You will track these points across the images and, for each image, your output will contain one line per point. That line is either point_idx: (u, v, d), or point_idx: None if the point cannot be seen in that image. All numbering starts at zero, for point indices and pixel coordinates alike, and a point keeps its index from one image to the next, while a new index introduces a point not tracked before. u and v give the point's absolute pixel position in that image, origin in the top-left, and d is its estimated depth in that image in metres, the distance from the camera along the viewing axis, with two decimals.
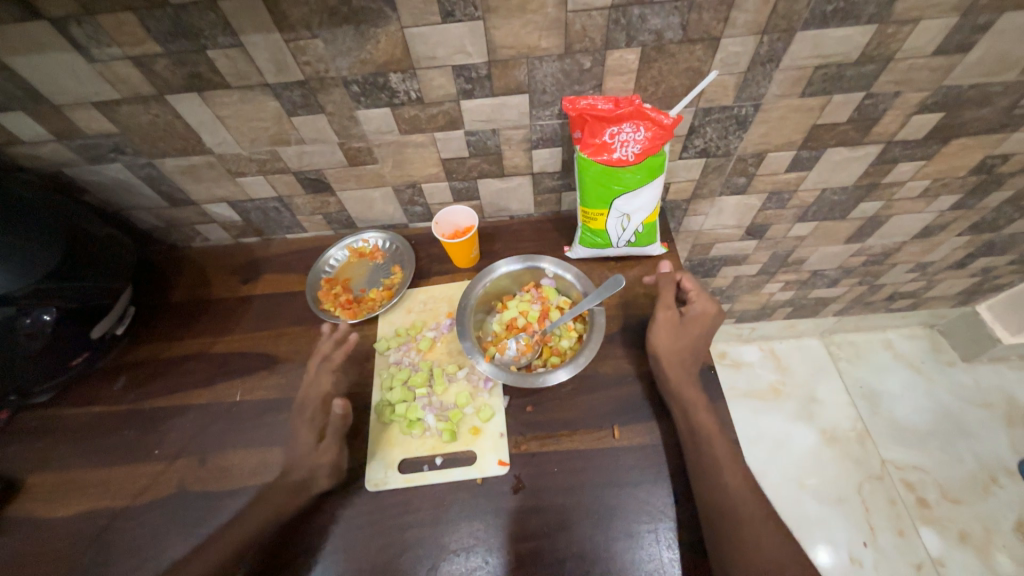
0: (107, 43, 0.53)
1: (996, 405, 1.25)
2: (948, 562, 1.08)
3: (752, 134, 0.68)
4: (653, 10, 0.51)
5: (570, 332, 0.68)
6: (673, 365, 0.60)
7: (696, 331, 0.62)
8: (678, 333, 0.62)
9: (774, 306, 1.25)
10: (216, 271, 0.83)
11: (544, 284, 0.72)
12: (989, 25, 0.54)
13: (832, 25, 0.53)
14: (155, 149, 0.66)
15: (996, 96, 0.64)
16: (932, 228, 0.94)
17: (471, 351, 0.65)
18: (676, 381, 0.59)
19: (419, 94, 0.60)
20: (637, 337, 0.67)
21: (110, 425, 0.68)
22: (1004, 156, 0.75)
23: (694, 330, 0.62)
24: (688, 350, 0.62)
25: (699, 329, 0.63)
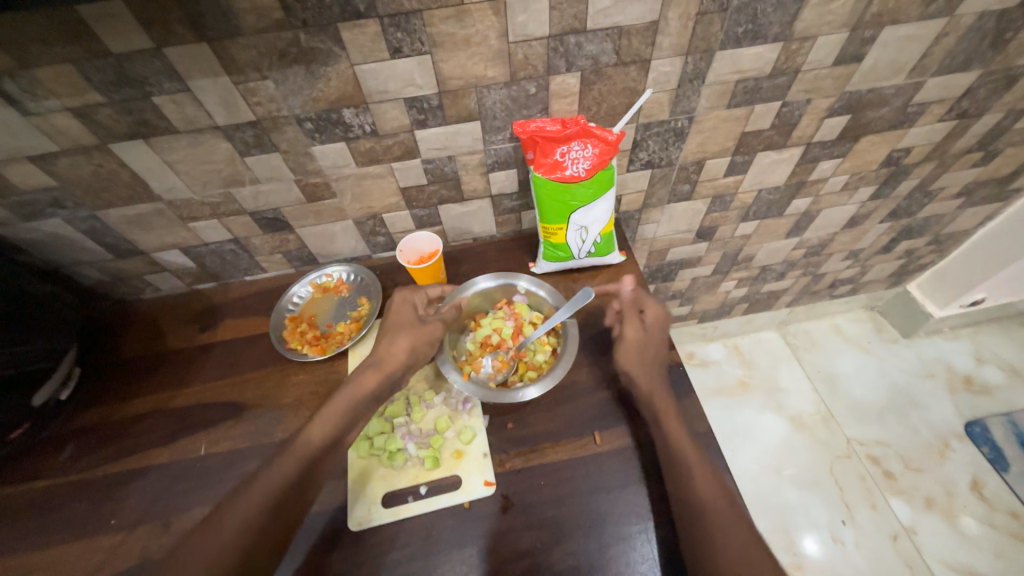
0: (44, 95, 0.51)
1: (938, 375, 1.36)
2: (920, 529, 1.14)
3: (690, 144, 0.74)
4: (587, 38, 0.56)
5: (545, 345, 0.69)
6: (643, 374, 0.61)
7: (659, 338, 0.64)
8: (643, 342, 0.63)
9: (731, 303, 1.31)
10: (170, 322, 0.79)
11: (517, 300, 0.73)
12: (874, 37, 0.62)
13: (745, 44, 0.60)
14: (99, 200, 0.64)
15: (891, 98, 0.73)
16: (857, 218, 1.03)
17: (450, 373, 0.65)
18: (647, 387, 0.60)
19: (373, 127, 0.61)
20: (606, 342, 0.69)
21: (57, 500, 0.62)
22: (906, 149, 0.85)
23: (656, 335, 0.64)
24: (653, 358, 0.62)
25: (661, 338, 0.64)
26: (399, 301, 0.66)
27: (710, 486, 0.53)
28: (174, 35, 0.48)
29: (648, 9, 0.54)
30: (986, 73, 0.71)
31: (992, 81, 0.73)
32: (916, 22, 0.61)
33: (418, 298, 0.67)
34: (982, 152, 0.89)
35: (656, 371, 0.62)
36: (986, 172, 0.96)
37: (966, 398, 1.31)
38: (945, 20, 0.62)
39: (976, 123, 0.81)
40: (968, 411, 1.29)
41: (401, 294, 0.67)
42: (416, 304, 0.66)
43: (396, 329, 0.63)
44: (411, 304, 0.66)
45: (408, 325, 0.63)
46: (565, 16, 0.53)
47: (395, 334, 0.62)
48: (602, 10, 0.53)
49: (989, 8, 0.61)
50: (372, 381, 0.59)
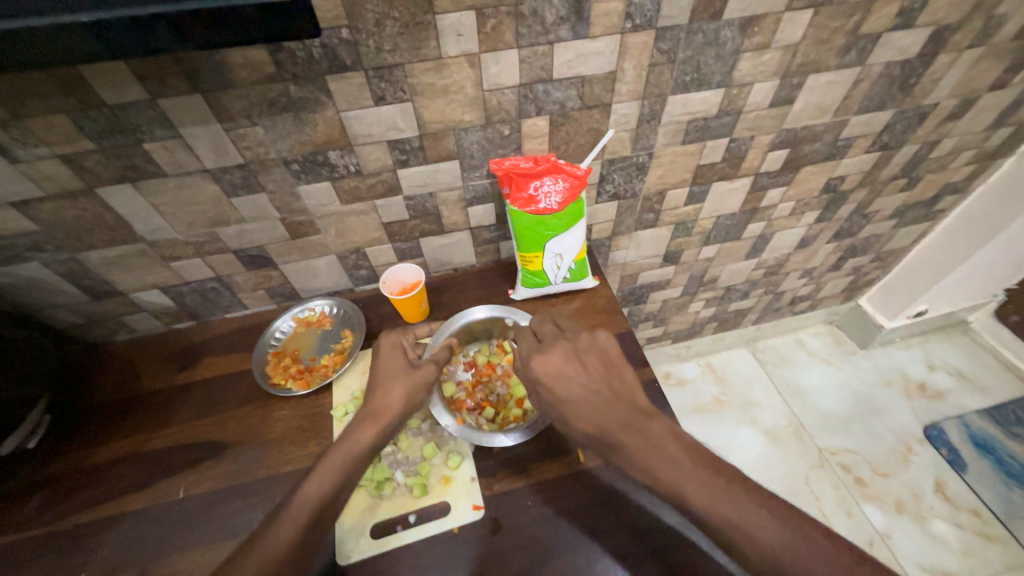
0: (34, 143, 0.53)
1: (895, 382, 1.45)
2: (893, 533, 1.19)
3: (651, 176, 0.80)
4: (554, 86, 0.62)
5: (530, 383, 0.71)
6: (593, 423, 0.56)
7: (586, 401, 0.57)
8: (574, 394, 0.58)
9: (702, 323, 1.38)
10: (146, 362, 0.78)
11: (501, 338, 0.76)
12: (801, 84, 0.71)
13: (692, 90, 0.68)
14: (79, 242, 0.64)
15: (823, 134, 0.82)
16: (807, 239, 1.12)
17: (441, 414, 0.65)
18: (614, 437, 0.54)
19: (358, 167, 0.65)
20: None
21: (22, 556, 0.59)
22: (841, 177, 0.95)
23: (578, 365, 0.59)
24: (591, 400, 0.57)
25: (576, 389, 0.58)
26: (387, 350, 0.65)
27: None
28: (169, 88, 0.51)
29: (607, 61, 0.61)
30: (899, 112, 0.82)
31: (906, 118, 0.84)
32: (835, 70, 0.70)
33: (406, 342, 0.66)
34: (907, 178, 1.00)
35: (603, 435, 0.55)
36: (912, 196, 1.07)
37: (922, 403, 1.40)
38: (858, 69, 0.72)
39: (897, 153, 0.92)
40: (925, 416, 1.37)
41: (390, 339, 0.66)
42: (407, 351, 0.66)
43: (387, 378, 0.61)
44: (400, 350, 0.65)
45: (399, 373, 0.62)
46: (533, 67, 0.60)
47: (388, 384, 0.61)
48: (566, 63, 0.60)
49: (893, 58, 0.71)
50: (369, 436, 0.56)
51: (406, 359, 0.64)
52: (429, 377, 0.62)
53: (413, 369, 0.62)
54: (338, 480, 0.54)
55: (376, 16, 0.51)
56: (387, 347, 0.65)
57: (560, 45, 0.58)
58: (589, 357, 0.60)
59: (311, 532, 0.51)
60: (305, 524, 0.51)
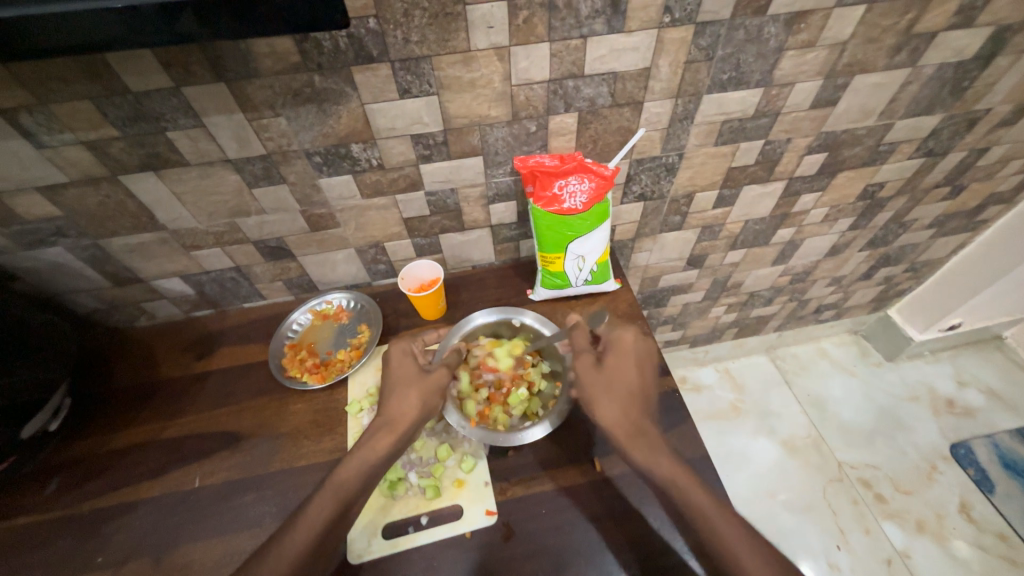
0: (60, 129, 0.52)
1: (922, 397, 1.40)
2: (914, 553, 1.15)
3: (680, 177, 0.77)
4: (585, 82, 0.60)
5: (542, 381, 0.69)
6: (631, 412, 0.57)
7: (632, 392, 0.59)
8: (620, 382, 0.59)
9: (722, 328, 1.35)
10: (165, 349, 0.78)
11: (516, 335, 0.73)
12: (845, 85, 0.67)
13: (730, 89, 0.64)
14: (102, 229, 0.65)
15: (864, 138, 0.78)
16: (839, 247, 1.08)
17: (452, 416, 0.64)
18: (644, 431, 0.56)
19: (380, 161, 0.64)
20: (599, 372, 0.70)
21: (42, 536, 0.60)
22: (880, 183, 0.90)
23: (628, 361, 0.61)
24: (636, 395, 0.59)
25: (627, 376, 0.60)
26: (397, 356, 0.64)
27: (730, 531, 0.49)
28: (193, 76, 0.50)
29: (642, 57, 0.58)
30: (948, 116, 0.77)
31: (955, 123, 0.79)
32: (883, 71, 0.66)
33: (415, 349, 0.66)
34: (949, 187, 0.95)
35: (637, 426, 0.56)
36: (954, 205, 1.02)
37: (950, 421, 1.35)
38: (908, 70, 0.67)
39: (943, 160, 0.87)
40: (952, 434, 1.32)
41: (399, 346, 0.65)
42: (417, 358, 0.65)
43: (400, 386, 0.61)
44: (411, 357, 0.64)
45: (412, 380, 0.61)
46: (564, 62, 0.57)
47: (402, 391, 0.60)
48: (599, 58, 0.57)
49: (948, 60, 0.67)
50: (385, 445, 0.56)
51: (418, 366, 0.63)
52: (442, 384, 0.62)
53: (426, 376, 0.62)
54: (352, 479, 0.53)
55: (405, 6, 0.49)
56: (397, 353, 0.64)
57: (593, 39, 0.55)
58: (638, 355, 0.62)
59: (322, 532, 0.50)
60: (317, 523, 0.51)
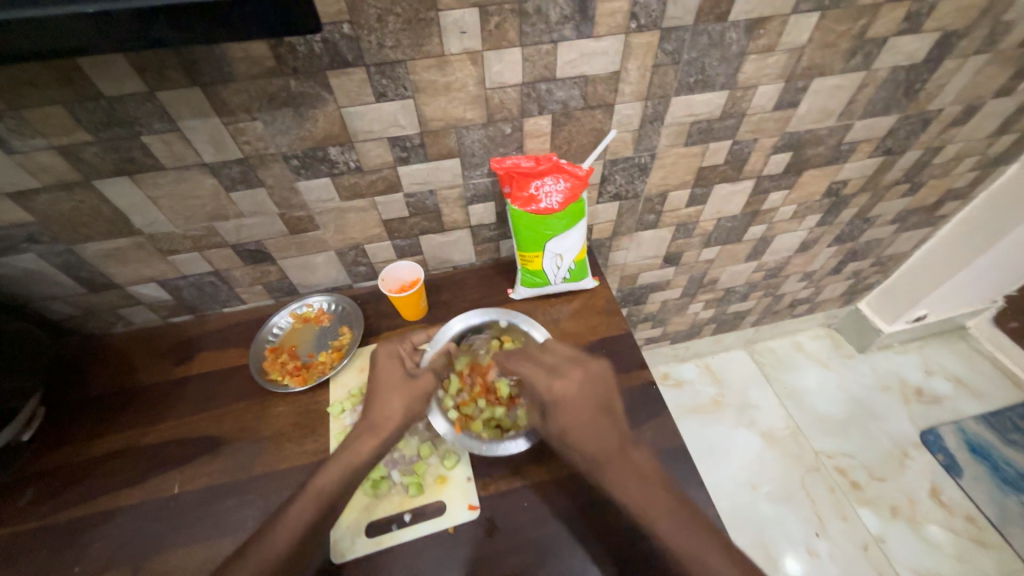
0: (31, 134, 0.52)
1: (893, 387, 1.45)
2: (888, 538, 1.19)
3: (653, 177, 0.80)
4: (557, 85, 0.62)
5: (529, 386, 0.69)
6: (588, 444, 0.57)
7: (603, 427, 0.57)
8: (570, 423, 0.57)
9: (700, 324, 1.38)
10: (143, 356, 0.77)
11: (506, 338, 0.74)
12: (805, 87, 0.71)
13: (696, 91, 0.67)
14: (76, 235, 0.64)
15: (826, 137, 0.82)
16: (808, 243, 1.12)
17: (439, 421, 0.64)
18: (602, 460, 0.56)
19: (358, 163, 0.65)
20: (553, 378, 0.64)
21: (16, 548, 0.59)
22: (844, 181, 0.94)
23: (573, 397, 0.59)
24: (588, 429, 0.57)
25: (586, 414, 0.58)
26: (383, 357, 0.64)
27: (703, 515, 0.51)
28: (167, 81, 0.51)
29: (611, 61, 0.61)
30: (904, 117, 0.82)
31: (910, 123, 0.83)
32: (841, 74, 0.70)
33: (402, 350, 0.66)
34: (909, 183, 1.00)
35: (603, 456, 0.55)
36: (915, 201, 1.07)
37: (919, 408, 1.40)
38: (863, 73, 0.71)
39: (901, 158, 0.92)
40: (921, 421, 1.38)
41: (386, 349, 0.65)
42: (404, 359, 0.66)
43: (386, 389, 0.62)
44: (397, 359, 0.64)
45: (397, 384, 0.62)
46: (537, 66, 0.59)
47: (387, 395, 0.61)
48: (569, 62, 0.59)
49: (900, 63, 0.71)
50: (369, 448, 0.57)
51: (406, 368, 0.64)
52: (427, 388, 0.62)
53: (411, 379, 0.63)
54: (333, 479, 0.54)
55: (379, 12, 0.50)
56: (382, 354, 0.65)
57: (564, 44, 0.57)
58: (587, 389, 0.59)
59: (305, 531, 0.51)
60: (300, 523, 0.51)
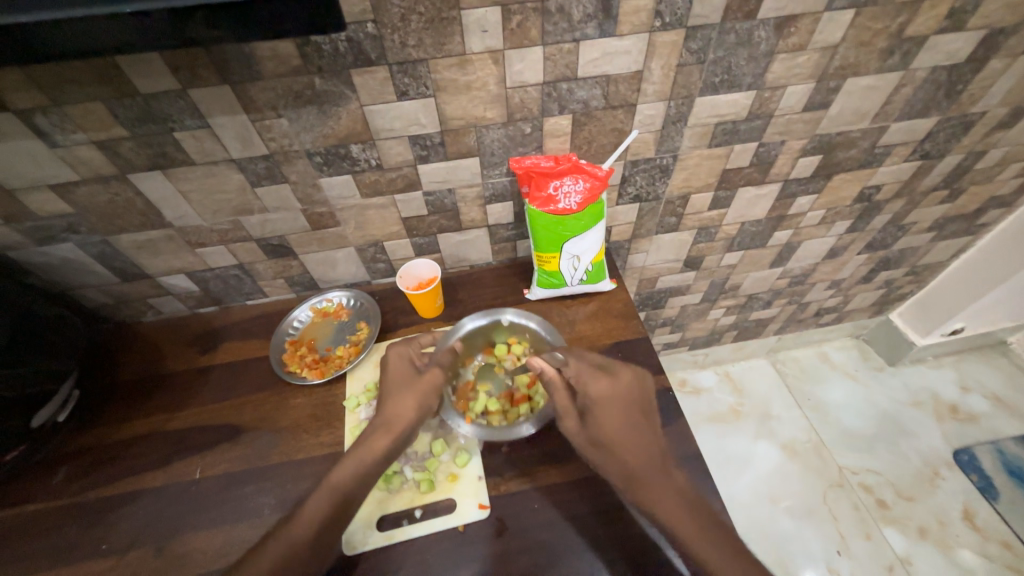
0: (72, 129, 0.55)
1: (925, 403, 1.38)
2: (915, 560, 1.14)
3: (675, 179, 0.79)
4: (578, 84, 0.61)
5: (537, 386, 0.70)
6: (625, 453, 0.54)
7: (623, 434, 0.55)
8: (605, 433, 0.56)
9: (721, 331, 1.35)
10: (170, 344, 0.80)
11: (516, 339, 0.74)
12: (838, 87, 0.68)
13: (722, 91, 0.65)
14: (111, 226, 0.67)
15: (859, 140, 0.79)
16: (837, 250, 1.08)
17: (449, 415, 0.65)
18: (639, 472, 0.53)
19: (378, 161, 0.65)
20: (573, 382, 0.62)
21: (48, 524, 0.62)
22: (877, 186, 0.91)
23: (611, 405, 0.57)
24: (625, 439, 0.55)
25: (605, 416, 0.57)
26: (393, 355, 0.65)
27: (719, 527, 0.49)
28: (199, 79, 0.52)
29: (634, 60, 0.60)
30: (943, 119, 0.78)
31: (950, 126, 0.79)
32: (876, 74, 0.67)
33: (412, 351, 0.66)
34: (948, 189, 0.95)
35: (638, 467, 0.54)
36: (954, 208, 1.02)
37: (954, 426, 1.34)
38: (900, 73, 0.68)
39: (939, 162, 0.88)
40: (955, 439, 1.31)
41: (396, 350, 0.65)
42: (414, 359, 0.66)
43: (398, 388, 0.62)
44: (408, 360, 0.65)
45: (409, 382, 0.62)
46: (558, 65, 0.59)
47: (399, 394, 0.61)
48: (592, 61, 0.59)
49: (940, 63, 0.68)
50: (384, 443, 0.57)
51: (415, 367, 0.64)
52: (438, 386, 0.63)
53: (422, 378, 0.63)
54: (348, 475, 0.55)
55: (402, 11, 0.51)
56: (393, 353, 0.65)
57: (586, 43, 0.57)
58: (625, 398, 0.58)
59: (319, 522, 0.52)
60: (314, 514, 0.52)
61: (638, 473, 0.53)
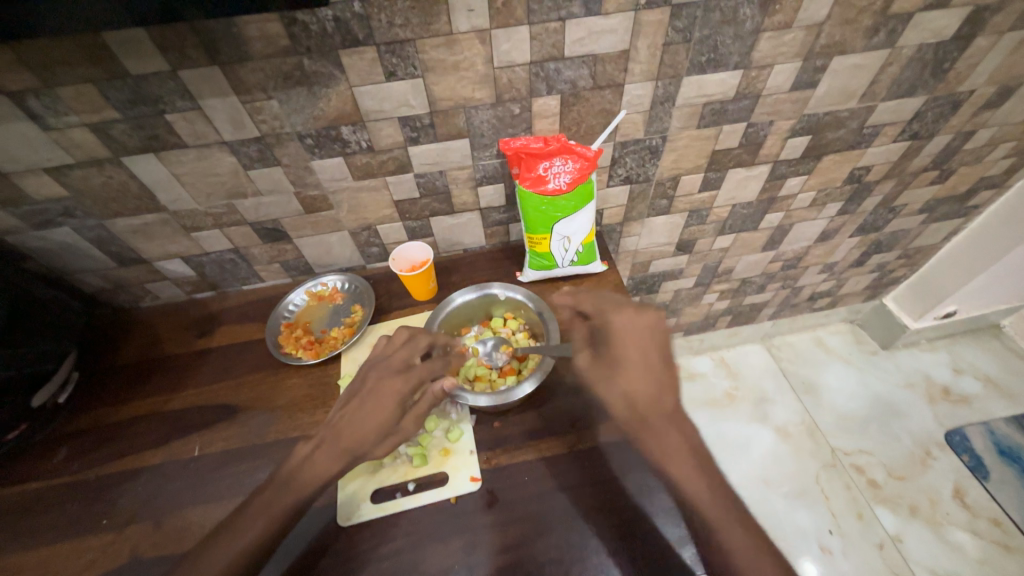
0: (65, 112, 0.56)
1: (918, 385, 1.40)
2: (906, 538, 1.16)
3: (665, 161, 0.79)
4: (565, 64, 0.62)
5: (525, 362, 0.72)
6: (635, 396, 0.57)
7: (633, 352, 0.59)
8: (617, 379, 0.58)
9: (715, 316, 1.36)
10: (168, 328, 0.81)
11: (512, 318, 0.78)
12: (825, 66, 0.69)
13: (708, 71, 0.66)
14: (106, 210, 0.68)
15: (847, 120, 0.79)
16: (829, 233, 1.09)
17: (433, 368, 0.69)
18: (643, 421, 0.56)
19: (369, 143, 0.66)
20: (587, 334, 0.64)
21: (51, 501, 0.64)
22: (867, 167, 0.91)
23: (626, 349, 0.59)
24: (639, 377, 0.58)
25: (634, 354, 0.59)
26: (378, 370, 0.60)
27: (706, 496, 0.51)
28: (189, 60, 0.53)
29: (620, 40, 0.60)
30: (931, 98, 0.78)
31: (938, 105, 0.80)
32: (862, 52, 0.68)
33: (407, 386, 0.59)
34: (938, 170, 0.96)
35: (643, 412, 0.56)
36: (944, 190, 1.03)
37: (946, 408, 1.35)
38: (887, 51, 0.68)
39: (929, 143, 0.88)
40: (947, 421, 1.33)
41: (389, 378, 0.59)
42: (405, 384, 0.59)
43: (370, 419, 0.57)
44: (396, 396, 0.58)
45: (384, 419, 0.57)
46: (545, 45, 0.59)
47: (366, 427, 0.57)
48: (578, 40, 0.59)
49: (926, 40, 0.68)
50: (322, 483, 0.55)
51: (397, 394, 0.58)
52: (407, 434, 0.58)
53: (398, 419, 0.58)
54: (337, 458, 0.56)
55: None
56: (380, 360, 0.62)
57: (572, 22, 0.57)
58: (643, 340, 0.60)
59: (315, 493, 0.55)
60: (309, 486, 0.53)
61: (644, 417, 0.56)
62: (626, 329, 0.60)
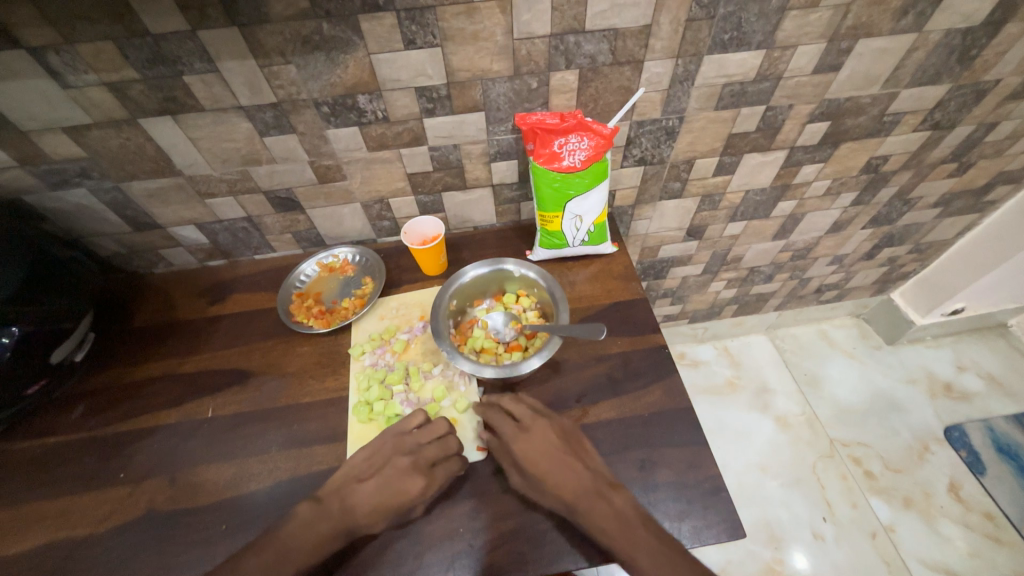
0: (85, 70, 0.56)
1: (921, 381, 1.40)
2: (899, 528, 1.17)
3: (680, 142, 0.78)
4: (585, 38, 0.61)
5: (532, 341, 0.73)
6: (558, 479, 0.54)
7: (534, 455, 0.56)
8: (535, 479, 0.55)
9: (721, 304, 1.36)
10: (181, 294, 0.83)
11: (525, 296, 0.79)
12: (849, 49, 0.67)
13: (730, 50, 0.65)
14: (123, 172, 0.68)
15: (868, 107, 0.78)
16: (841, 223, 1.08)
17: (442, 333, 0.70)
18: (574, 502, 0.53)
19: (385, 113, 0.66)
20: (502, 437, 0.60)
21: (69, 454, 0.65)
22: (884, 156, 0.90)
23: (530, 455, 0.56)
24: (550, 471, 0.55)
25: (534, 458, 0.56)
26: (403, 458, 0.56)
27: None
28: (208, 20, 0.53)
29: (642, 14, 0.59)
30: (956, 87, 0.77)
31: (962, 94, 0.78)
32: (888, 35, 0.66)
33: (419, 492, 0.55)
34: (957, 162, 0.95)
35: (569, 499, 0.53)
36: (961, 183, 1.01)
37: (946, 404, 1.35)
38: (914, 35, 0.67)
39: (950, 134, 0.87)
40: (948, 417, 1.33)
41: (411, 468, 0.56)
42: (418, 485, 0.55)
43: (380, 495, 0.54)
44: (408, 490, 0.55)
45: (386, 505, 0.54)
46: (566, 16, 0.58)
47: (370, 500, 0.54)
48: (600, 13, 0.59)
49: (955, 25, 0.66)
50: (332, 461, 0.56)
51: (406, 499, 0.54)
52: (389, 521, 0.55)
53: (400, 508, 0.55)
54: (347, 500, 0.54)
55: None
56: (403, 436, 0.59)
57: None
58: (539, 437, 0.57)
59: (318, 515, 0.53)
60: None
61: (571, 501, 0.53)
62: (523, 437, 0.58)
